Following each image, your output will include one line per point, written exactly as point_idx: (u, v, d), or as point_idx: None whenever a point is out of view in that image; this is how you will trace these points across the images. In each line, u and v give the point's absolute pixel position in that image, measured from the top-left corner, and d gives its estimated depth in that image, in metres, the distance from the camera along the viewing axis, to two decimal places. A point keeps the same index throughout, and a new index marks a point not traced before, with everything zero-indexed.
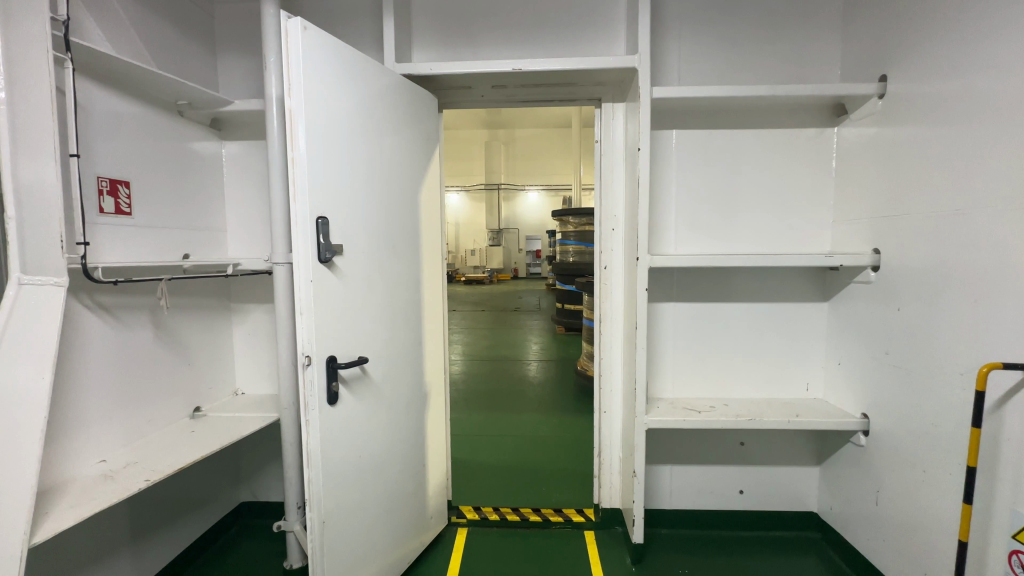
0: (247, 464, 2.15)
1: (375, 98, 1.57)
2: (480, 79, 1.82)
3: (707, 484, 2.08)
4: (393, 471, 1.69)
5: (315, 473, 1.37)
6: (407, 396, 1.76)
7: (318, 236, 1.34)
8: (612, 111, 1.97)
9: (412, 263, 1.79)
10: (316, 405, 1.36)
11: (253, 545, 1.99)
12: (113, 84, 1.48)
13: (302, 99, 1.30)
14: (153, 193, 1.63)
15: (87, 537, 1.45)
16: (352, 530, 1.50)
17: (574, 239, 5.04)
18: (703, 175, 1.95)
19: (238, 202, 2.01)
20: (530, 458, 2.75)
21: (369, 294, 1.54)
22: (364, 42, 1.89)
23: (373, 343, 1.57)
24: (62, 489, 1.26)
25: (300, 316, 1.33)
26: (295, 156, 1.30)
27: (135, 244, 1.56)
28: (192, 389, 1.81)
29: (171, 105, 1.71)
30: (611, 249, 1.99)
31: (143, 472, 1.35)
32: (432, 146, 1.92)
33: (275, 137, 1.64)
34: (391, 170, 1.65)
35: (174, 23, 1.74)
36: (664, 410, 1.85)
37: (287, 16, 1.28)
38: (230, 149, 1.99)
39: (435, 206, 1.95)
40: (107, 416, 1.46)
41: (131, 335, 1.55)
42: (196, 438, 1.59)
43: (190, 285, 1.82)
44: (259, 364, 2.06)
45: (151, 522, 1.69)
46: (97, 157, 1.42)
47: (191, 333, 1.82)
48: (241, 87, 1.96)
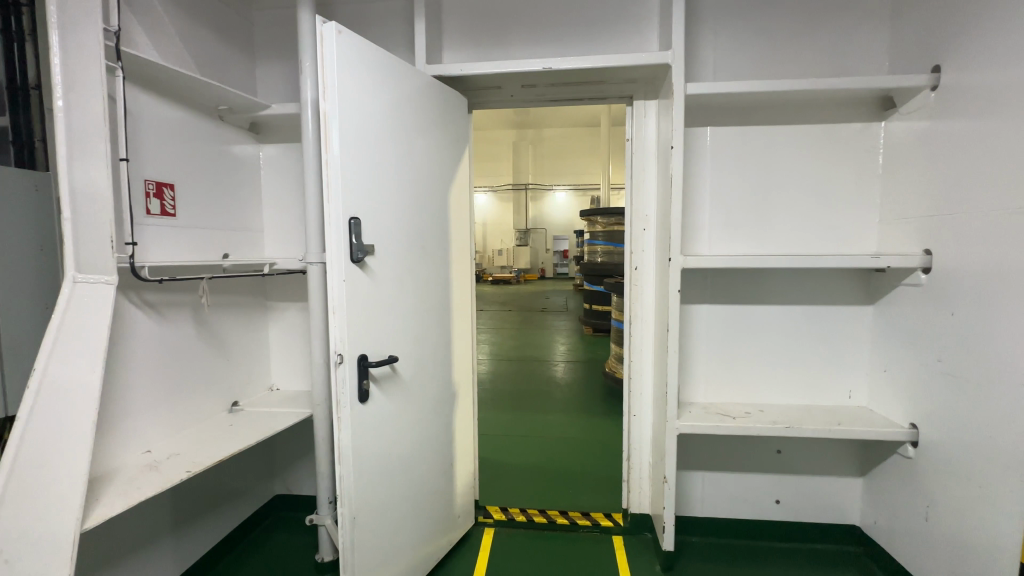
0: (281, 458, 2.21)
1: (407, 99, 1.59)
2: (509, 79, 1.82)
3: (741, 492, 2.02)
4: (422, 469, 1.70)
5: (347, 469, 1.39)
6: (435, 395, 1.77)
7: (351, 236, 1.36)
8: (644, 108, 1.93)
9: (442, 263, 1.80)
10: (348, 402, 1.38)
11: (287, 536, 2.05)
12: (160, 91, 1.55)
13: (336, 102, 1.32)
14: (196, 195, 1.69)
15: (132, 523, 1.52)
16: (381, 527, 1.52)
17: (603, 239, 4.98)
18: (739, 173, 1.89)
19: (274, 204, 2.06)
20: (557, 459, 2.72)
21: (399, 293, 1.56)
22: (395, 44, 1.91)
23: (403, 342, 1.59)
24: (110, 478, 1.33)
25: (333, 315, 1.36)
26: (329, 158, 1.32)
27: (179, 244, 1.63)
28: (230, 384, 1.87)
29: (213, 110, 1.78)
30: (642, 250, 1.95)
31: (184, 463, 1.41)
32: (461, 147, 1.93)
33: (310, 140, 1.68)
34: (421, 170, 1.67)
35: (215, 30, 1.81)
36: (696, 414, 1.80)
37: (322, 20, 1.30)
38: (267, 152, 2.05)
39: (464, 206, 1.96)
40: (152, 409, 1.52)
41: (174, 331, 1.61)
42: (234, 432, 1.64)
43: (228, 284, 1.88)
44: (293, 361, 2.11)
45: (192, 511, 1.76)
46: (145, 161, 1.49)
47: (229, 330, 1.88)
48: (278, 91, 2.02)
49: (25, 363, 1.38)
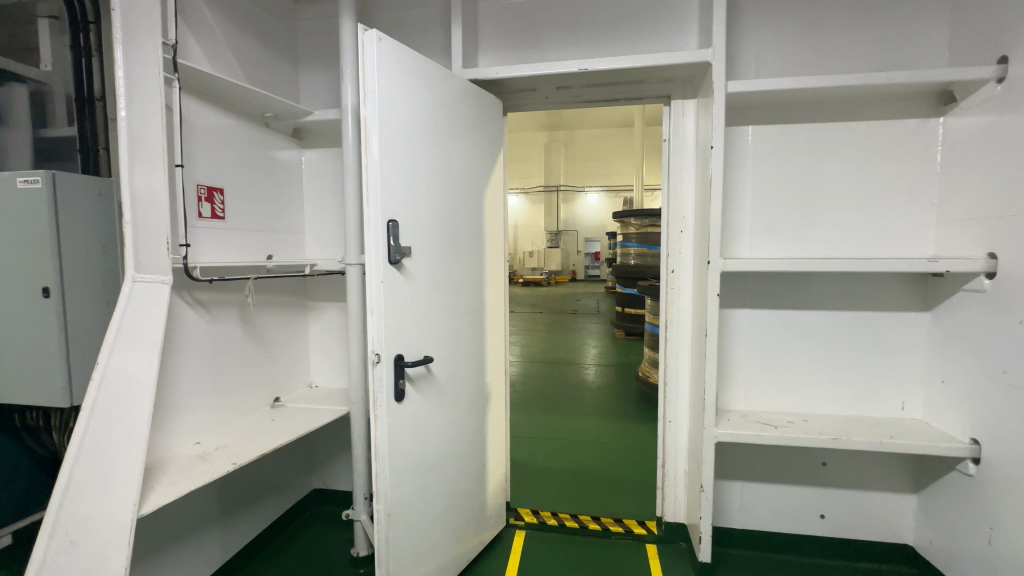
0: (319, 452, 2.28)
1: (444, 103, 1.61)
2: (545, 81, 1.81)
3: (782, 505, 1.94)
4: (455, 470, 1.72)
5: (383, 466, 1.42)
6: (469, 396, 1.78)
7: (389, 238, 1.39)
8: (682, 108, 1.89)
9: (476, 265, 1.81)
10: (384, 401, 1.41)
11: (323, 530, 2.10)
12: (213, 100, 1.63)
13: (376, 107, 1.36)
14: (243, 199, 1.77)
15: (182, 511, 1.60)
16: (415, 525, 1.54)
17: (637, 240, 4.91)
18: (783, 173, 1.82)
19: (315, 206, 2.13)
20: (589, 464, 2.69)
21: (435, 295, 1.58)
22: (432, 49, 1.94)
23: (438, 343, 1.61)
24: (163, 467, 1.40)
25: (371, 315, 1.39)
26: (368, 162, 1.36)
27: (228, 246, 1.71)
28: (273, 380, 1.95)
29: (260, 117, 1.85)
30: (679, 252, 1.91)
31: (230, 456, 1.47)
32: (497, 149, 1.94)
33: (351, 145, 1.73)
34: (457, 173, 1.68)
35: (263, 41, 1.89)
36: (736, 423, 1.74)
37: (363, 28, 1.34)
38: (309, 156, 2.11)
39: (499, 208, 1.96)
40: (201, 403, 1.60)
41: (222, 328, 1.69)
42: (276, 427, 1.70)
43: (272, 284, 1.95)
44: (331, 360, 2.17)
45: (236, 500, 1.84)
46: (198, 167, 1.57)
47: (272, 328, 1.95)
48: (320, 98, 2.09)
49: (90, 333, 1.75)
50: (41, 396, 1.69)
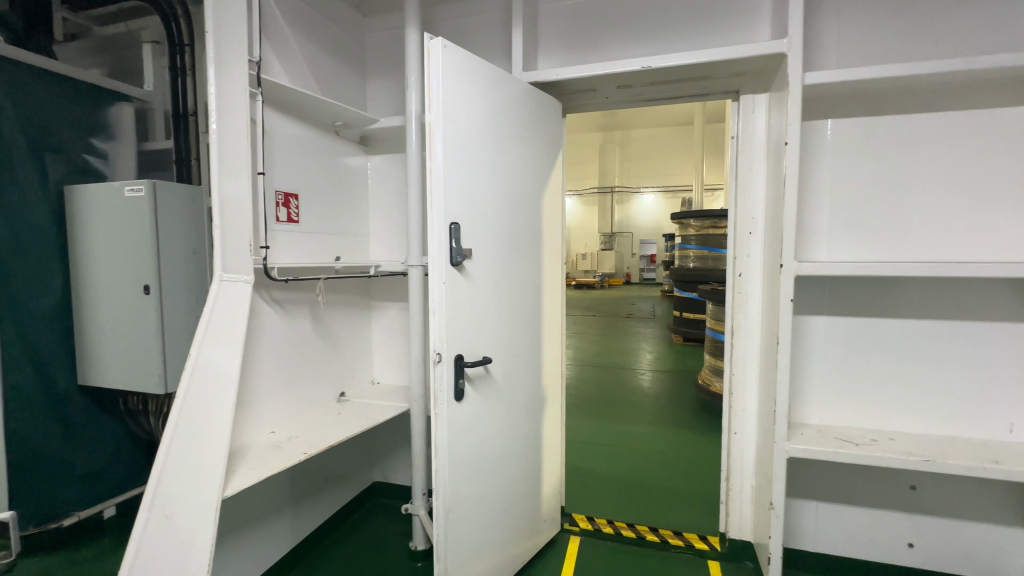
0: (380, 447, 2.36)
1: (505, 106, 1.62)
2: (606, 81, 1.78)
3: (863, 530, 1.79)
4: (511, 471, 1.72)
5: (442, 464, 1.44)
6: (525, 398, 1.78)
7: (451, 240, 1.43)
8: (752, 103, 1.79)
9: (535, 268, 1.81)
10: (444, 400, 1.44)
11: (383, 521, 2.17)
12: (291, 112, 1.74)
13: (440, 113, 1.39)
14: (315, 203, 1.88)
15: (258, 495, 1.72)
16: (473, 523, 1.56)
17: (696, 242, 4.72)
18: (867, 169, 1.68)
19: (379, 210, 2.22)
20: (646, 472, 2.62)
21: (494, 297, 1.60)
22: (492, 54, 1.97)
23: (496, 344, 1.62)
24: (243, 453, 1.51)
25: (433, 315, 1.42)
26: (432, 166, 1.40)
27: (302, 248, 1.81)
28: (339, 376, 2.04)
29: (331, 126, 1.96)
30: (747, 255, 1.81)
31: (301, 446, 1.56)
32: (556, 151, 1.93)
33: (415, 150, 1.79)
34: (517, 176, 1.69)
35: (334, 53, 1.99)
36: (811, 438, 1.62)
37: (429, 36, 1.38)
38: (374, 163, 2.21)
39: (557, 211, 1.96)
40: (276, 395, 1.71)
41: (296, 325, 1.80)
42: (342, 420, 1.79)
43: (340, 284, 2.05)
44: (392, 358, 2.24)
45: (305, 488, 1.94)
46: (276, 174, 1.68)
47: (339, 326, 2.05)
48: (385, 106, 2.17)
49: (185, 329, 1.93)
50: (141, 382, 1.89)
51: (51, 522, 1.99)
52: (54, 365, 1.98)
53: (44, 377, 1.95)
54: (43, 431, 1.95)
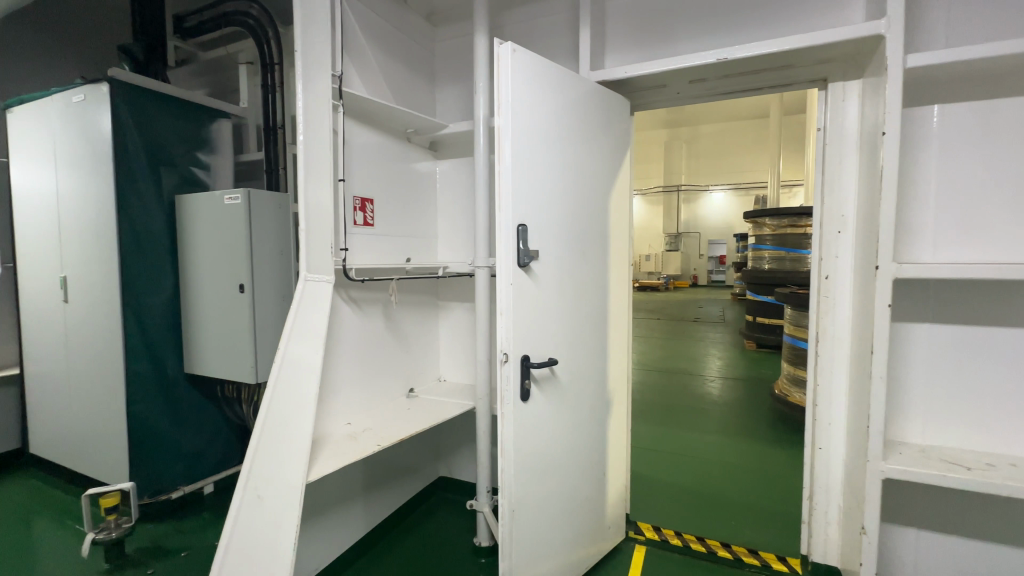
0: (446, 442, 2.44)
1: (573, 107, 1.61)
2: (677, 76, 1.72)
3: (975, 566, 1.58)
4: (575, 474, 1.70)
5: (508, 463, 1.46)
6: (590, 401, 1.76)
7: (519, 242, 1.44)
8: (843, 91, 1.65)
9: (601, 269, 1.79)
10: (511, 400, 1.45)
11: (448, 515, 2.23)
12: (368, 121, 1.84)
13: (509, 116, 1.41)
14: (389, 208, 1.97)
15: (336, 482, 1.83)
16: (537, 524, 1.56)
17: (772, 243, 4.43)
18: (983, 159, 1.49)
19: (447, 213, 2.29)
20: (716, 484, 2.49)
21: (560, 298, 1.59)
22: (559, 56, 1.97)
23: (562, 345, 1.61)
24: (324, 442, 1.61)
25: (501, 316, 1.44)
26: (501, 169, 1.42)
27: (377, 249, 1.90)
28: (409, 373, 2.13)
29: (403, 134, 2.05)
30: (835, 256, 1.67)
31: (375, 438, 1.64)
32: (623, 150, 1.89)
33: (482, 153, 1.82)
34: (584, 176, 1.68)
35: (408, 63, 2.08)
36: (911, 458, 1.46)
37: (500, 42, 1.41)
38: (442, 167, 2.27)
39: (624, 211, 1.91)
40: (353, 389, 1.81)
41: (370, 323, 1.89)
42: (412, 415, 1.86)
43: (410, 284, 2.14)
44: (458, 357, 2.30)
45: (377, 478, 2.04)
46: (355, 181, 1.78)
47: (410, 325, 2.13)
48: (454, 111, 2.24)
49: (273, 325, 2.10)
50: (235, 371, 2.09)
51: (162, 494, 2.23)
52: (166, 355, 2.24)
53: (159, 365, 2.21)
54: (157, 413, 2.21)
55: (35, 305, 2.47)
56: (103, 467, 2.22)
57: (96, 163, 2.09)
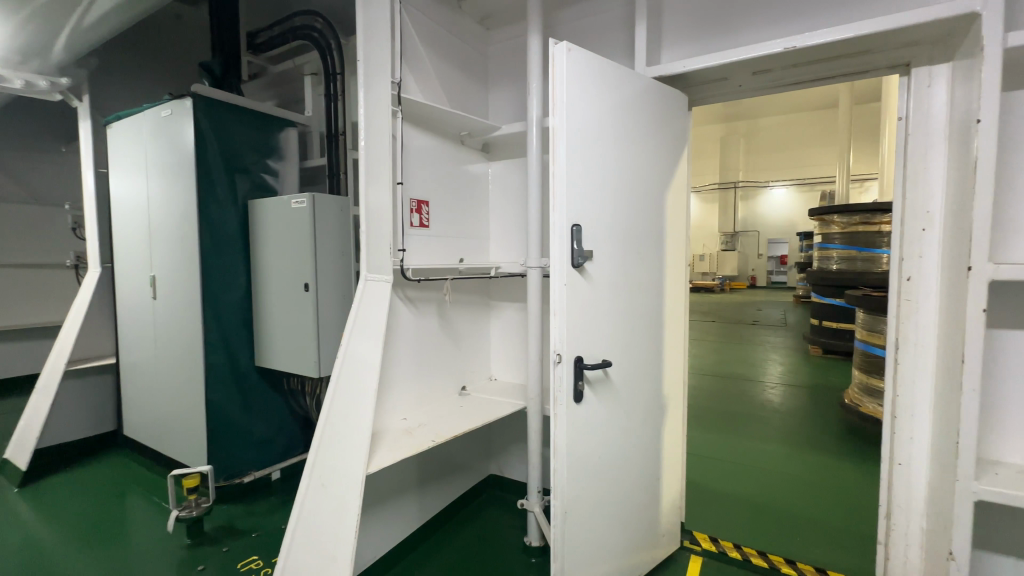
0: (497, 440, 2.46)
1: (628, 104, 1.59)
2: (740, 68, 1.64)
3: None
4: (628, 479, 1.67)
5: (560, 463, 1.45)
6: (645, 404, 1.72)
7: (573, 242, 1.43)
8: (929, 76, 1.52)
9: (657, 270, 1.74)
10: (564, 400, 1.45)
11: (498, 512, 2.25)
12: (424, 125, 1.89)
13: (564, 116, 1.41)
14: (443, 209, 2.02)
15: (392, 475, 1.89)
16: (589, 527, 1.54)
17: (841, 241, 4.18)
18: None
19: (499, 213, 2.31)
20: (779, 497, 2.36)
21: (615, 299, 1.57)
22: (613, 53, 1.94)
23: (616, 347, 1.59)
24: (382, 435, 1.67)
25: (554, 316, 1.44)
26: (555, 169, 1.41)
27: (431, 250, 1.95)
28: (461, 371, 2.17)
29: (457, 137, 2.09)
30: (919, 256, 1.54)
31: (430, 433, 1.69)
32: (681, 147, 1.83)
33: (535, 154, 1.82)
34: (640, 174, 1.64)
35: (461, 67, 2.12)
36: (1009, 479, 1.32)
37: (555, 42, 1.41)
38: (494, 168, 2.30)
39: (681, 209, 1.85)
40: (408, 385, 1.87)
41: (425, 322, 1.94)
42: (465, 413, 1.89)
43: (463, 284, 2.17)
44: (509, 356, 2.32)
45: (431, 473, 2.10)
46: (411, 183, 1.84)
47: (462, 324, 2.17)
48: (506, 113, 2.26)
49: (334, 322, 2.21)
50: (300, 365, 2.21)
51: (236, 477, 2.40)
52: (239, 348, 2.40)
53: (233, 358, 2.38)
54: (231, 402, 2.38)
55: (129, 302, 2.73)
56: (186, 451, 2.42)
57: (181, 172, 2.28)
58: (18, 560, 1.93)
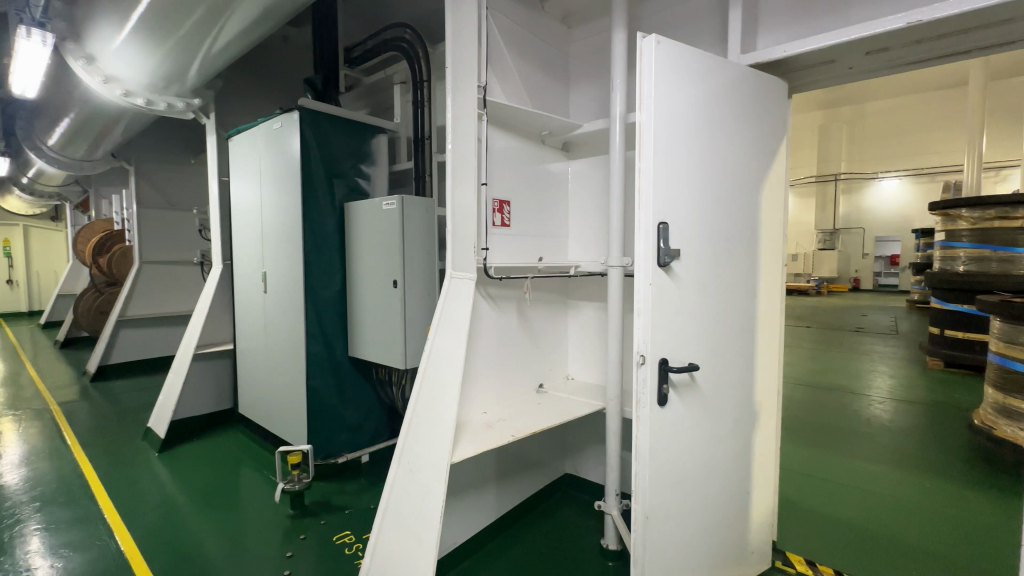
0: (574, 440, 2.45)
1: (719, 95, 1.50)
2: (851, 48, 1.49)
3: None
4: (715, 489, 1.59)
5: (642, 467, 1.41)
6: (733, 412, 1.62)
7: (659, 241, 1.39)
8: None
9: (750, 270, 1.63)
10: (647, 403, 1.41)
11: (574, 513, 2.24)
12: (507, 127, 1.93)
13: (651, 111, 1.36)
14: (524, 208, 2.05)
15: (473, 467, 1.96)
16: (673, 535, 1.49)
17: (969, 240, 3.66)
18: None
19: (578, 212, 2.29)
20: (889, 524, 2.12)
21: (701, 300, 1.50)
22: (703, 41, 1.85)
23: (703, 350, 1.52)
24: (465, 427, 1.74)
25: (638, 316, 1.40)
26: (641, 166, 1.37)
27: (512, 248, 1.99)
28: (539, 369, 2.19)
29: (538, 136, 2.11)
30: None
31: (510, 428, 1.72)
32: (778, 138, 1.70)
33: (618, 150, 1.79)
34: (732, 168, 1.55)
35: (543, 66, 2.13)
36: None
37: (643, 35, 1.37)
38: (574, 167, 2.28)
39: (778, 205, 1.72)
40: (489, 380, 1.92)
41: (506, 319, 1.99)
42: (543, 410, 1.91)
43: (543, 283, 2.19)
44: (587, 356, 2.29)
45: (509, 468, 2.14)
46: (495, 185, 1.89)
47: (541, 322, 2.19)
48: (588, 111, 2.23)
49: (419, 318, 2.33)
50: (388, 357, 2.36)
51: (332, 458, 2.62)
52: (334, 340, 2.62)
53: (329, 349, 2.60)
54: (328, 389, 2.60)
55: (244, 295, 3.06)
56: (290, 430, 2.68)
57: (289, 179, 2.52)
58: (158, 515, 2.25)
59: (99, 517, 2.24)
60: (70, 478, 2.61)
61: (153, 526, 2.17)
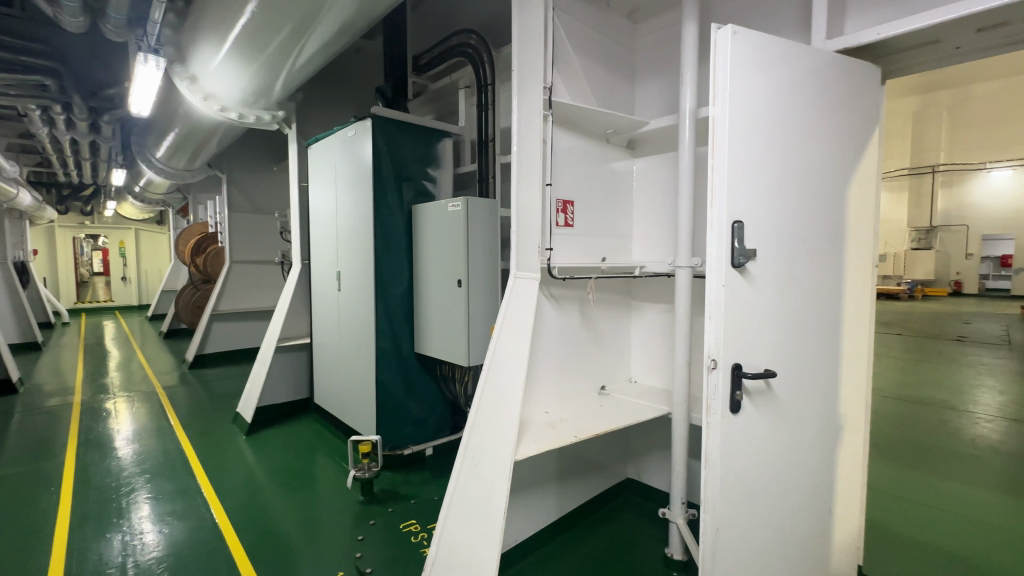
0: (636, 444, 2.39)
1: (801, 85, 1.41)
2: (959, 26, 1.34)
3: None
4: (793, 503, 1.50)
5: (713, 476, 1.36)
6: (814, 423, 1.52)
7: (734, 240, 1.33)
8: None
9: (835, 271, 1.52)
10: (719, 410, 1.35)
11: (636, 519, 2.19)
12: (571, 127, 1.92)
13: (726, 105, 1.31)
14: (587, 208, 2.04)
15: (535, 466, 1.97)
16: (746, 548, 1.42)
17: None
18: None
19: (643, 212, 2.23)
20: (996, 556, 1.89)
21: (779, 302, 1.41)
22: (783, 28, 1.74)
23: (781, 356, 1.43)
24: (527, 425, 1.76)
25: (710, 319, 1.35)
26: (715, 163, 1.32)
27: (575, 249, 1.98)
28: (601, 370, 2.16)
29: (602, 135, 2.09)
30: None
31: (572, 429, 1.72)
32: (869, 129, 1.57)
33: (687, 147, 1.73)
34: (815, 163, 1.45)
35: (608, 64, 2.10)
36: None
37: (718, 27, 1.32)
38: (639, 166, 2.23)
39: (869, 201, 1.58)
40: (551, 380, 1.93)
41: (569, 320, 1.98)
42: (605, 412, 1.88)
43: (606, 283, 2.15)
44: (651, 359, 2.23)
45: (570, 469, 2.13)
46: (559, 185, 1.89)
47: (603, 323, 2.16)
48: (654, 107, 2.17)
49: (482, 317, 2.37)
50: (452, 354, 2.43)
51: (398, 448, 2.74)
52: (401, 336, 2.74)
53: (396, 345, 2.72)
54: (395, 383, 2.72)
55: (320, 292, 3.28)
56: (360, 421, 2.83)
57: (362, 182, 2.67)
58: (246, 493, 2.46)
59: (197, 490, 2.48)
60: (173, 455, 2.92)
61: (243, 502, 2.38)
